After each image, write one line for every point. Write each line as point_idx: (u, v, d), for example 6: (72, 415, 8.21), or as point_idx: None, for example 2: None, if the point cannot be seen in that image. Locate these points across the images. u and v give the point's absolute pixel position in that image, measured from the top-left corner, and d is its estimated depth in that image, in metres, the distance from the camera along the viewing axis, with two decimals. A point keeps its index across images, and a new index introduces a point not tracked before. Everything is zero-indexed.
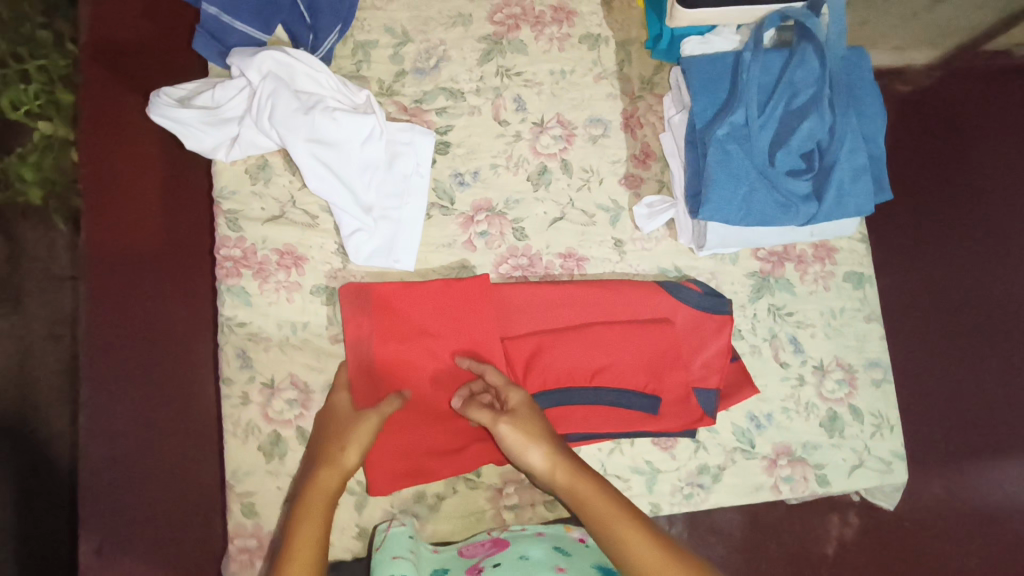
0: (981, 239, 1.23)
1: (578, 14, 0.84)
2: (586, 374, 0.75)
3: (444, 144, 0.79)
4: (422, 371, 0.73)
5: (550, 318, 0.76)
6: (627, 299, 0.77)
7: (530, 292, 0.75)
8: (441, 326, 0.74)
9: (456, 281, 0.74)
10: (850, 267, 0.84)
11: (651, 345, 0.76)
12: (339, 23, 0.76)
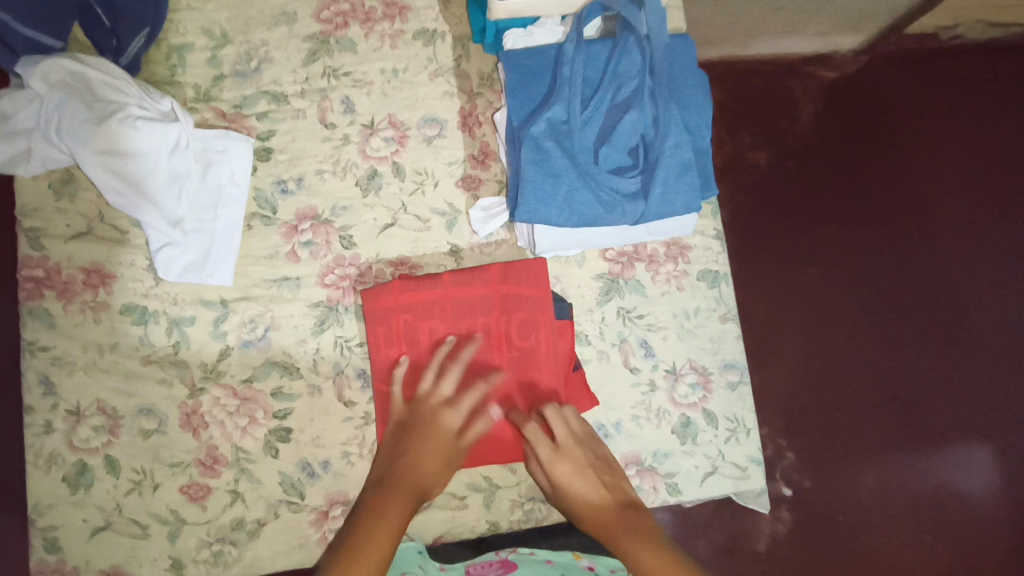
0: (895, 225, 1.19)
1: (412, 9, 0.80)
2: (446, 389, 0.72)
3: (267, 150, 0.76)
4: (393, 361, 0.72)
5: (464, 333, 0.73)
6: (518, 310, 0.74)
7: (448, 300, 0.73)
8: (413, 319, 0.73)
9: (427, 283, 0.73)
10: (704, 266, 0.81)
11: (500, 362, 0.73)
12: (145, 27, 0.73)
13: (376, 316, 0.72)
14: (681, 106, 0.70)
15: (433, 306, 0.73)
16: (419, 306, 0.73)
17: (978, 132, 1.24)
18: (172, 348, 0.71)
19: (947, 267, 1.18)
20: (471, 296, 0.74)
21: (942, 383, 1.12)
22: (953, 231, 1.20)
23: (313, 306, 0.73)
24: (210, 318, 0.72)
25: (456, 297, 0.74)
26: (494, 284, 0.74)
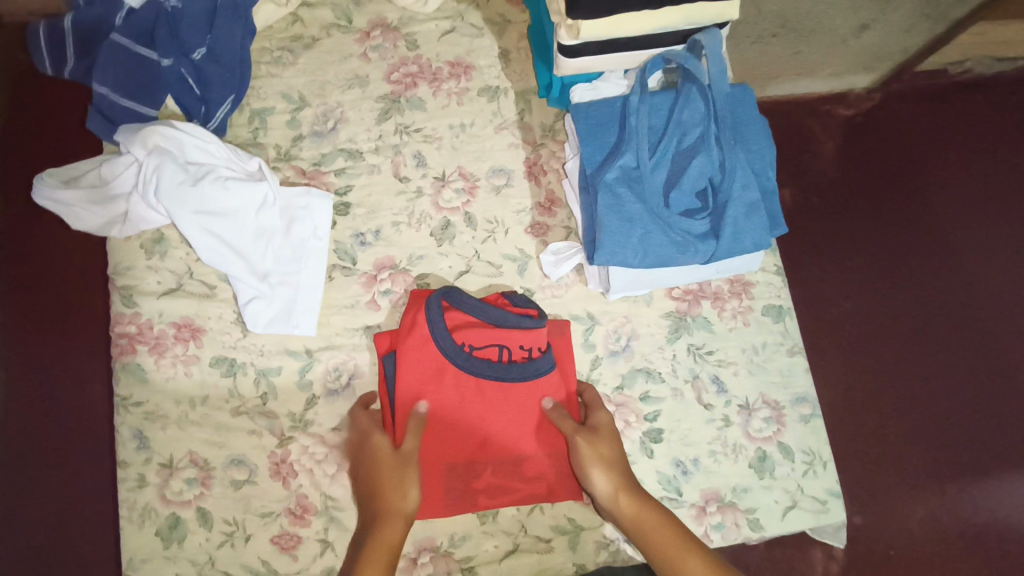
0: (934, 252, 1.19)
1: (476, 67, 0.85)
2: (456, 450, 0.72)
3: (344, 205, 0.79)
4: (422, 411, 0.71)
5: (490, 404, 0.72)
6: (538, 395, 0.73)
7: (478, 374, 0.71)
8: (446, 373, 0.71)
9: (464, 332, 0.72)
10: (768, 301, 0.83)
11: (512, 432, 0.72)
12: (231, 93, 0.77)
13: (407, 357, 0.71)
14: (746, 149, 0.74)
15: (461, 367, 0.71)
16: (433, 365, 0.71)
17: (1006, 155, 1.26)
18: (260, 398, 0.72)
19: (991, 290, 1.18)
20: (486, 356, 0.72)
21: (1002, 409, 1.10)
22: (992, 256, 1.21)
23: None
24: (296, 368, 0.74)
25: (474, 358, 0.71)
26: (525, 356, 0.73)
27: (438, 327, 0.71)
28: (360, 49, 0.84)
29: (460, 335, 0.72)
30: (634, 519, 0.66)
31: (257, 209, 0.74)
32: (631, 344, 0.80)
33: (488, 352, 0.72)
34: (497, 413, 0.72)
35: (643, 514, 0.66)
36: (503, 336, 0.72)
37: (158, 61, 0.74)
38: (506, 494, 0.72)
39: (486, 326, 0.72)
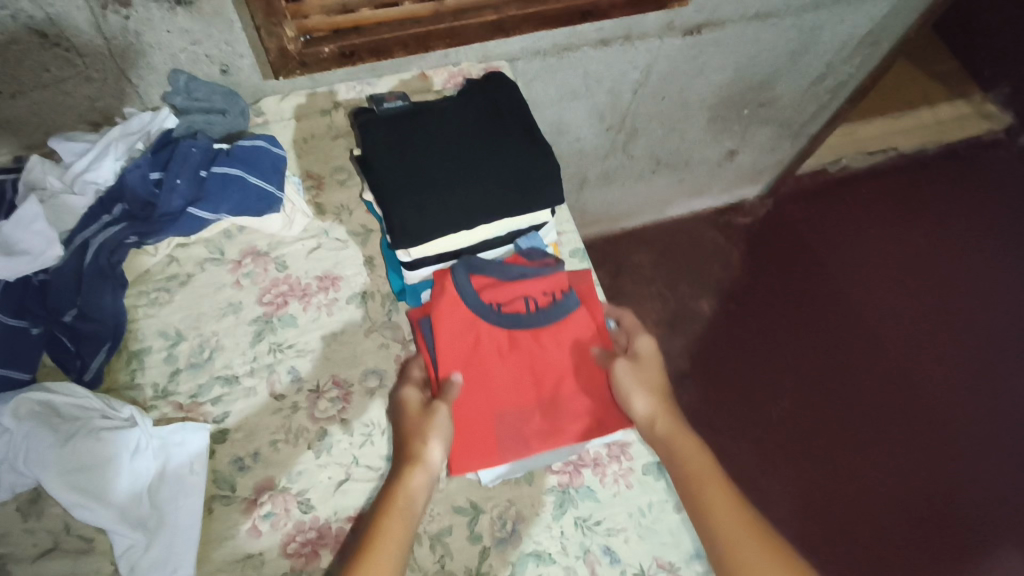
0: (796, 369, 1.78)
1: (343, 278, 0.92)
2: (511, 390, 0.74)
3: (223, 431, 0.82)
4: (472, 367, 0.74)
5: (531, 344, 0.76)
6: (574, 326, 0.78)
7: (507, 317, 0.76)
8: (481, 325, 0.75)
9: (493, 284, 0.78)
10: (648, 458, 0.85)
11: (556, 366, 0.76)
12: (106, 342, 0.81)
13: (435, 316, 0.75)
14: None
15: (490, 323, 0.75)
16: (462, 320, 0.75)
17: (835, 293, 1.90)
18: None
19: (838, 389, 1.76)
20: (515, 310, 0.77)
21: (857, 471, 1.65)
22: (839, 365, 1.80)
23: None
24: None
25: (506, 315, 0.76)
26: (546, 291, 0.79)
27: (462, 283, 0.76)
28: (233, 277, 0.90)
29: (489, 294, 0.76)
30: (666, 433, 0.72)
31: (130, 453, 0.76)
32: (517, 528, 0.80)
33: (516, 306, 0.78)
34: (538, 358, 0.76)
35: (679, 438, 0.71)
36: (526, 286, 0.77)
37: (27, 329, 0.78)
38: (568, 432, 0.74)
39: (507, 283, 0.78)
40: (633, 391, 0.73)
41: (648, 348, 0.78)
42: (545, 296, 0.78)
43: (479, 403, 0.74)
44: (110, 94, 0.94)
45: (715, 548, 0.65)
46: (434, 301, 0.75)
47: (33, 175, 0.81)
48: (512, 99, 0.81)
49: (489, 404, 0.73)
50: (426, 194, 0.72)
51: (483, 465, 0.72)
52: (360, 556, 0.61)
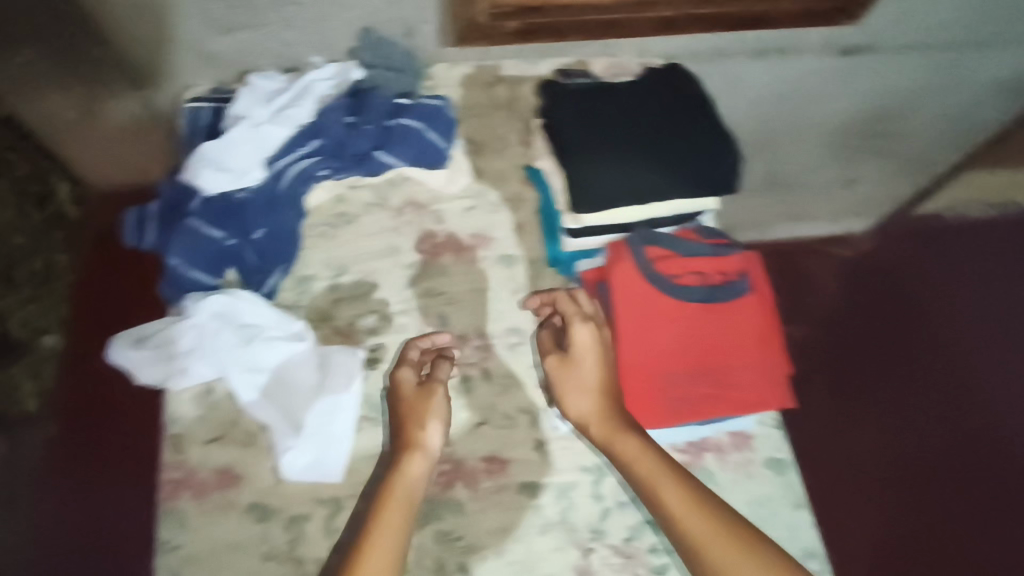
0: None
1: (494, 239, 0.97)
2: (679, 357, 0.75)
3: (374, 360, 0.87)
4: (642, 329, 0.76)
5: (702, 317, 0.76)
6: (745, 307, 0.77)
7: (680, 289, 0.77)
8: (653, 294, 0.77)
9: (667, 259, 0.80)
10: (770, 454, 0.87)
11: (724, 340, 0.76)
12: (284, 264, 0.89)
13: (611, 279, 0.78)
14: None
15: (664, 291, 0.77)
16: (637, 287, 0.77)
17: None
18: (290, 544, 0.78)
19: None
20: (687, 281, 0.79)
21: None
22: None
23: (415, 501, 0.80)
24: (323, 514, 0.79)
25: (677, 284, 0.78)
26: (717, 273, 0.79)
27: (637, 255, 0.79)
28: (394, 223, 0.96)
29: (660, 266, 0.79)
30: (606, 437, 0.70)
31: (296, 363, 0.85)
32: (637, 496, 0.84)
33: (688, 280, 0.79)
34: (707, 328, 0.76)
35: (620, 440, 0.69)
36: (699, 263, 0.79)
37: (223, 241, 0.86)
38: (729, 404, 0.74)
39: (682, 257, 0.80)
40: (579, 390, 0.72)
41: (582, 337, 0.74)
42: (720, 278, 0.79)
43: (647, 364, 0.75)
44: (305, 42, 1.02)
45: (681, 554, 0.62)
46: (614, 266, 0.79)
47: (240, 108, 0.89)
48: (697, 87, 0.85)
49: (654, 366, 0.75)
50: (609, 163, 0.77)
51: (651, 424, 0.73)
52: (365, 541, 0.67)
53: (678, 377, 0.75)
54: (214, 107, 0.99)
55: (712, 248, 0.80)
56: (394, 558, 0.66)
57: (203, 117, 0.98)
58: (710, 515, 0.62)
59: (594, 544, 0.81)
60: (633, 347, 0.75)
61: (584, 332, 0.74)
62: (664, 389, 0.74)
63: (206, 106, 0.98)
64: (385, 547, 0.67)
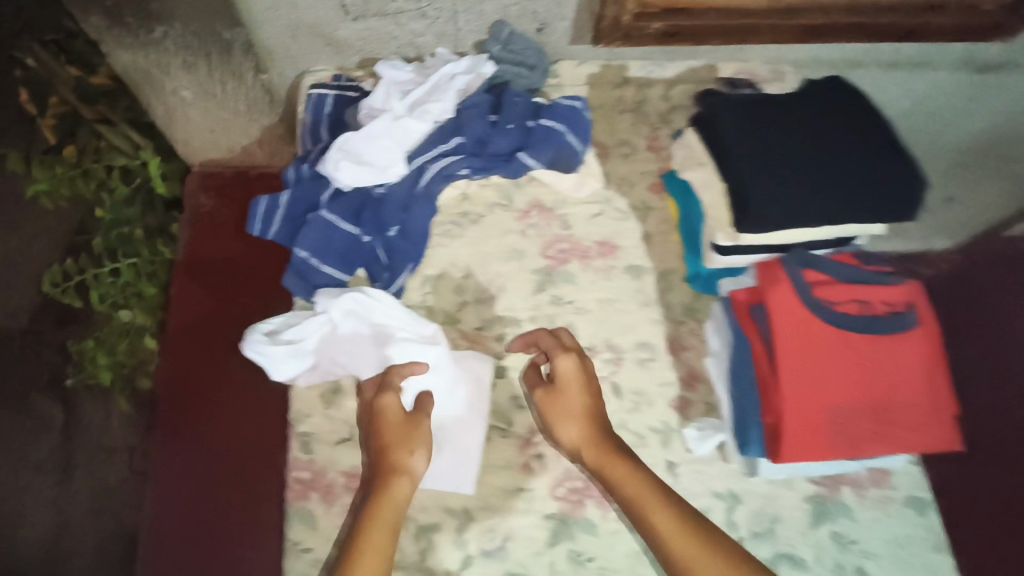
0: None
1: (621, 247, 0.93)
2: (841, 389, 0.72)
3: (502, 368, 0.85)
4: (802, 358, 0.73)
5: (865, 349, 0.73)
6: (910, 340, 0.74)
7: (842, 318, 0.74)
8: (814, 321, 0.74)
9: (827, 284, 0.76)
10: (909, 492, 0.83)
11: (887, 375, 0.73)
12: (411, 262, 0.86)
13: (770, 303, 0.75)
14: None
15: (826, 319, 0.74)
16: (797, 313, 0.74)
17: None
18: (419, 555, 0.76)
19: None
20: (849, 309, 0.75)
21: None
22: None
23: (546, 518, 0.78)
24: (454, 525, 0.77)
25: (838, 312, 0.74)
26: (880, 302, 0.76)
27: (798, 278, 0.75)
28: (519, 226, 0.93)
29: (820, 291, 0.76)
30: (598, 463, 0.70)
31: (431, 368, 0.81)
32: (773, 527, 0.80)
33: (849, 307, 0.76)
34: (871, 360, 0.73)
35: (612, 465, 0.69)
36: (863, 291, 0.76)
37: (358, 237, 0.85)
38: (891, 442, 0.71)
39: (843, 284, 0.76)
40: (568, 418, 0.74)
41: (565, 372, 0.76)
42: (883, 308, 0.75)
43: (809, 394, 0.72)
44: (433, 32, 0.98)
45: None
46: (769, 289, 0.75)
47: (376, 101, 0.87)
48: (866, 107, 0.80)
49: (816, 397, 0.72)
50: (783, 185, 0.73)
51: (812, 457, 0.70)
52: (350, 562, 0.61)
53: (840, 411, 0.72)
54: (338, 94, 0.97)
55: (875, 276, 0.77)
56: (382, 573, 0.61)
57: (326, 105, 0.96)
58: (709, 543, 0.61)
59: None
60: (793, 376, 0.72)
61: (566, 367, 0.76)
62: (826, 422, 0.71)
63: (330, 92, 0.97)
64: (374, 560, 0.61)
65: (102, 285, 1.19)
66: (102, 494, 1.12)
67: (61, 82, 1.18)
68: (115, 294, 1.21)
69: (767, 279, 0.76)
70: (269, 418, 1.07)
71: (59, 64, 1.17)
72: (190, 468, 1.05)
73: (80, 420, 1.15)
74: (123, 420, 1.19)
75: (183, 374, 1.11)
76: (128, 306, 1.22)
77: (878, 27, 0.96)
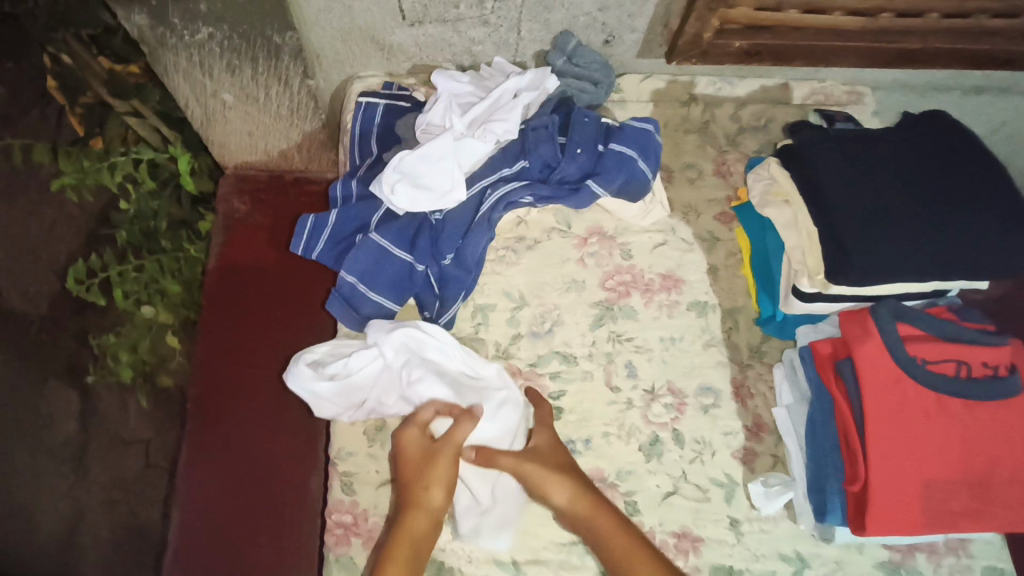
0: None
1: (685, 281, 0.87)
2: (936, 458, 0.66)
3: (557, 409, 0.80)
4: (893, 422, 0.67)
5: (961, 416, 0.68)
6: (1012, 409, 0.68)
7: (938, 380, 0.68)
8: (905, 383, 0.68)
9: (920, 342, 0.70)
10: (988, 561, 0.78)
11: (986, 445, 0.67)
12: (463, 291, 0.80)
13: (858, 360, 0.69)
14: None
15: (918, 381, 0.68)
16: (887, 372, 0.69)
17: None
18: None
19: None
20: (945, 371, 0.69)
21: None
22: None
23: None
24: None
25: (934, 374, 0.69)
26: (981, 363, 0.69)
27: (889, 335, 0.70)
28: (578, 254, 0.88)
29: (914, 349, 0.70)
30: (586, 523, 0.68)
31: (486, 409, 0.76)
32: None
33: (944, 367, 0.69)
34: (968, 428, 0.67)
35: (601, 522, 0.68)
36: (963, 350, 0.69)
37: (412, 265, 0.79)
38: (991, 519, 0.65)
39: (940, 342, 0.70)
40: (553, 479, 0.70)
41: (544, 445, 0.74)
42: (984, 370, 0.69)
43: (902, 463, 0.66)
44: (493, 40, 0.91)
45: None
46: (856, 345, 0.70)
47: (433, 122, 0.81)
48: (972, 149, 0.73)
49: (908, 467, 0.66)
50: (886, 236, 0.67)
51: (902, 531, 0.65)
52: None
53: (934, 483, 0.66)
54: (389, 105, 0.92)
55: (975, 334, 0.71)
56: None
57: (377, 116, 0.91)
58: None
59: None
60: (884, 443, 0.67)
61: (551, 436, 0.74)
62: (919, 494, 0.65)
63: (381, 103, 0.91)
64: None
65: (124, 280, 1.17)
66: (120, 487, 1.07)
67: (91, 76, 1.06)
68: (138, 290, 1.18)
69: (855, 334, 0.71)
70: (299, 436, 1.12)
71: (92, 57, 1.04)
72: (224, 469, 1.10)
73: (97, 412, 1.08)
74: (141, 416, 1.13)
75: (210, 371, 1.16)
76: (150, 302, 1.20)
77: (975, 53, 0.88)
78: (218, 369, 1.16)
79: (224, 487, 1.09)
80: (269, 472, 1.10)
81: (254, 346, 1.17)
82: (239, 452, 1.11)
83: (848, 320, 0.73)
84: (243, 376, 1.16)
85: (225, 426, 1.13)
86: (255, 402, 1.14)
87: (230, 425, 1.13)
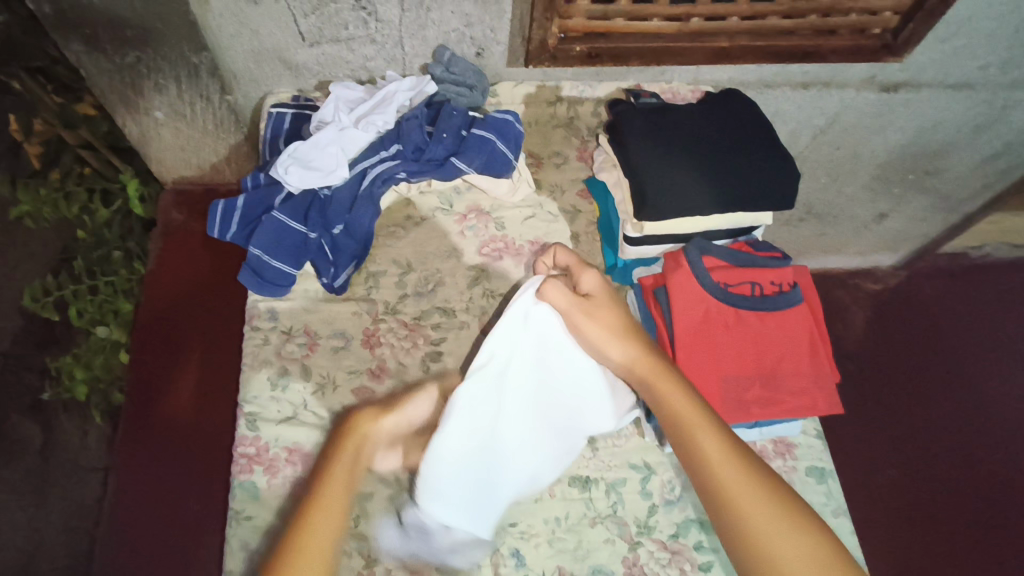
0: (918, 439, 1.56)
1: (551, 246, 1.02)
2: (735, 360, 0.81)
3: (437, 352, 0.93)
4: (700, 334, 0.81)
5: (756, 326, 0.82)
6: (794, 317, 0.83)
7: (736, 297, 0.83)
8: (711, 301, 0.82)
9: (721, 269, 0.85)
10: (811, 462, 0.90)
11: (775, 347, 0.82)
12: (354, 260, 0.95)
13: (673, 285, 0.83)
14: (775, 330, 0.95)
15: (720, 300, 0.82)
16: (695, 293, 0.82)
17: (971, 366, 1.67)
18: (353, 522, 0.82)
19: (962, 470, 1.53)
20: (742, 291, 0.84)
21: (974, 511, 1.48)
22: (968, 445, 1.56)
23: None
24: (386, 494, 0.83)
25: (733, 293, 0.83)
26: (770, 284, 0.85)
27: (699, 263, 0.83)
28: (458, 228, 1.02)
29: (716, 274, 0.84)
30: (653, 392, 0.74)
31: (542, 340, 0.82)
32: (683, 495, 0.87)
33: (742, 288, 0.84)
34: (760, 334, 0.82)
35: (665, 386, 0.74)
36: (755, 273, 0.85)
37: (306, 234, 0.94)
38: (779, 406, 0.80)
39: (737, 269, 0.85)
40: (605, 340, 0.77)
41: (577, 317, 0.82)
42: (772, 290, 0.85)
43: (706, 366, 0.80)
44: (383, 57, 1.08)
45: (715, 496, 0.66)
46: (671, 273, 0.84)
47: (325, 114, 0.98)
48: (747, 111, 0.93)
49: (712, 368, 0.80)
50: (679, 178, 0.84)
51: None
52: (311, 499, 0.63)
53: (734, 380, 0.80)
54: (297, 113, 1.07)
55: (765, 262, 0.87)
56: (342, 514, 0.63)
57: (285, 123, 1.05)
58: (740, 458, 0.68)
59: (642, 539, 0.84)
60: (692, 350, 0.80)
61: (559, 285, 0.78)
62: (721, 390, 0.79)
63: (288, 112, 1.06)
64: (338, 503, 0.63)
65: (80, 300, 1.32)
66: (79, 515, 1.23)
67: (45, 109, 1.18)
68: (93, 312, 1.34)
69: (672, 264, 0.84)
70: (222, 417, 1.34)
71: (45, 93, 1.17)
72: (156, 444, 1.30)
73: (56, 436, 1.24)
74: (100, 437, 1.29)
75: (145, 364, 1.36)
76: (105, 322, 1.35)
77: (775, 49, 1.08)
78: (151, 356, 1.37)
79: (154, 462, 1.29)
80: (191, 464, 1.29)
81: (187, 338, 1.39)
82: (172, 431, 1.32)
83: (669, 256, 0.86)
84: (175, 364, 1.37)
85: (158, 407, 1.33)
86: (178, 408, 1.34)
87: (162, 408, 1.33)
